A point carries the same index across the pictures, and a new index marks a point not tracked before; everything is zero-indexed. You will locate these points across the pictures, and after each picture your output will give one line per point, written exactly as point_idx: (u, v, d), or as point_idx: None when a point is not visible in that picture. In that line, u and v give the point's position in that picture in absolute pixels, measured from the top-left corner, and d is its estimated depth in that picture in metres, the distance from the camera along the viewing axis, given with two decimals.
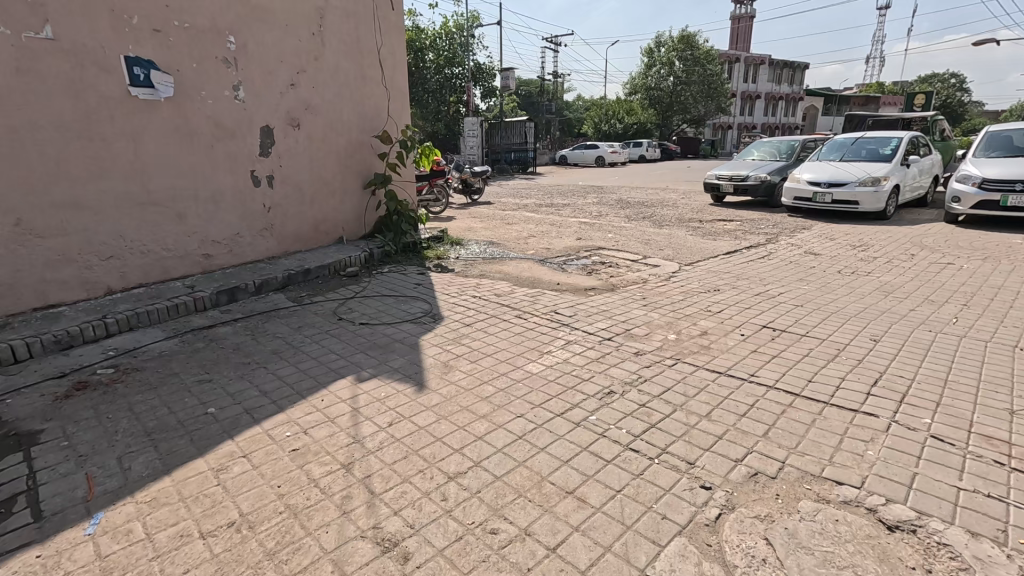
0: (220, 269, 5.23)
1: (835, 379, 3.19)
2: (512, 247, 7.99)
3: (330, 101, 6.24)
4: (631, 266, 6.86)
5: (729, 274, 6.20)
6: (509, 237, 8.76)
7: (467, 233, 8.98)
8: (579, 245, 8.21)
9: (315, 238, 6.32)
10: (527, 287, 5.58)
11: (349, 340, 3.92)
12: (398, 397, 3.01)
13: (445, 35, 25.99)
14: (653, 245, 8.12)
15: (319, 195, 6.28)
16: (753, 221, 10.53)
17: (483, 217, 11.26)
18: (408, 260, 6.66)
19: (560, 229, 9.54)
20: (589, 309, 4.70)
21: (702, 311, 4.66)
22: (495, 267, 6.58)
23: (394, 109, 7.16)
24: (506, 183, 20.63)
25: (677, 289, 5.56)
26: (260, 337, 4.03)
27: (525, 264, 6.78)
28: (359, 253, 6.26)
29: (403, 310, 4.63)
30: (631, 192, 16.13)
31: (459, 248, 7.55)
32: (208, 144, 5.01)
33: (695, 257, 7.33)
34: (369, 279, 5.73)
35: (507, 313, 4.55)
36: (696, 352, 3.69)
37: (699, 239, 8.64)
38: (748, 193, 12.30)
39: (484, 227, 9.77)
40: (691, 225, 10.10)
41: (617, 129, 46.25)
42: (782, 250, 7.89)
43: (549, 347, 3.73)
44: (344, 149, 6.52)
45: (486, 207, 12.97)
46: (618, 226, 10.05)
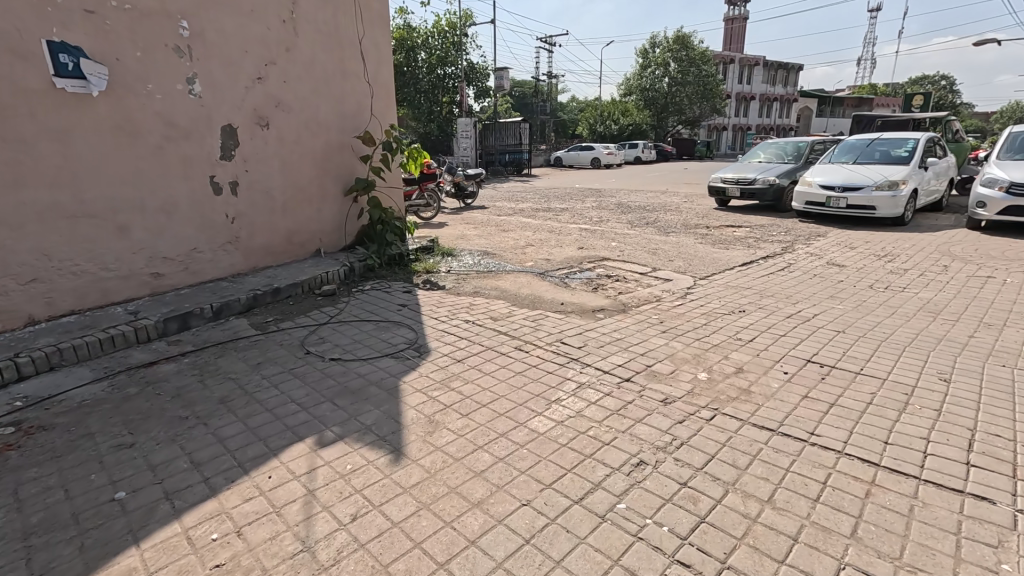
0: (173, 290, 4.53)
1: (919, 441, 2.55)
2: (509, 258, 7.33)
3: (304, 97, 5.56)
4: (640, 280, 6.22)
5: (751, 291, 5.57)
6: (505, 247, 8.08)
7: (460, 241, 8.31)
8: (581, 255, 7.57)
9: (288, 251, 5.62)
10: (527, 307, 4.93)
11: (316, 383, 3.25)
12: (367, 474, 2.34)
13: (437, 33, 25.32)
14: (661, 255, 7.49)
15: (292, 203, 5.59)
16: (763, 228, 9.95)
17: (477, 223, 10.59)
18: (393, 275, 5.98)
19: (559, 237, 8.88)
20: (600, 337, 4.05)
21: (730, 340, 4.02)
22: (490, 283, 5.91)
23: (378, 107, 6.48)
24: (501, 186, 19.97)
25: (696, 309, 4.93)
26: (209, 378, 3.34)
27: (524, 279, 6.11)
28: (338, 269, 5.57)
29: (384, 341, 3.95)
30: (631, 196, 15.54)
31: (451, 260, 6.88)
32: (156, 145, 4.31)
33: (708, 269, 6.71)
34: (347, 300, 5.05)
35: (505, 343, 3.89)
36: (736, 399, 3.04)
37: (710, 248, 8.03)
38: (754, 198, 11.73)
39: (479, 235, 9.10)
40: (698, 232, 9.51)
41: (612, 130, 45.76)
42: (801, 260, 7.29)
43: (557, 393, 3.07)
44: (321, 151, 5.83)
45: (480, 212, 12.32)
46: (622, 233, 9.41)
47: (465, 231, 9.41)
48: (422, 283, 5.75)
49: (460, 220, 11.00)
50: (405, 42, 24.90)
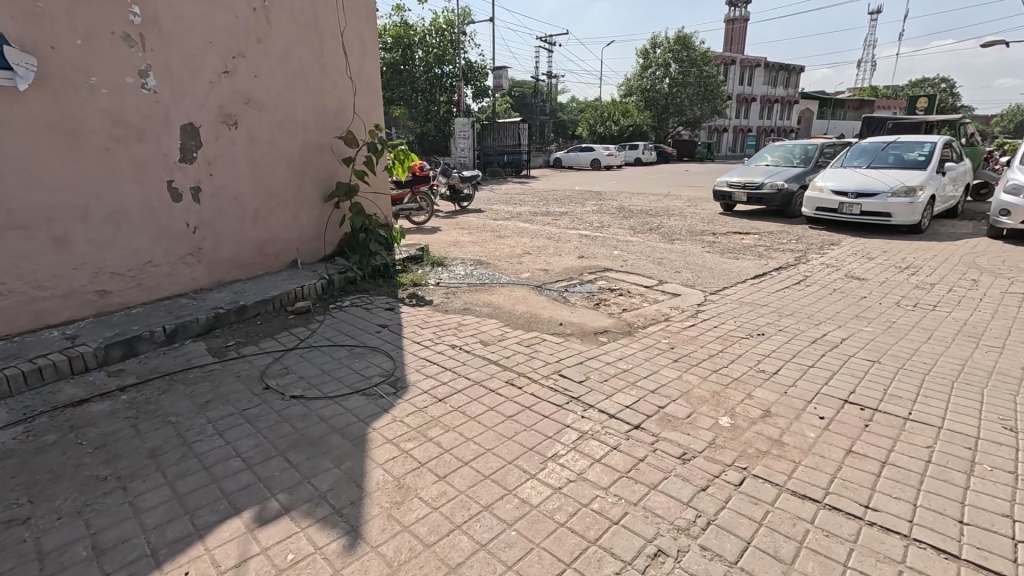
0: (123, 309, 4.03)
1: (1003, 521, 2.06)
2: (504, 268, 6.84)
3: (278, 94, 5.06)
4: (646, 295, 5.74)
5: (767, 309, 5.09)
6: (501, 255, 7.59)
7: (453, 249, 7.81)
8: (581, 265, 7.08)
9: (260, 263, 5.13)
10: (522, 328, 4.44)
11: (269, 429, 2.76)
12: (310, 570, 1.84)
13: (434, 31, 24.84)
14: (667, 265, 7.02)
15: (264, 210, 5.09)
16: (773, 235, 9.48)
17: (472, 228, 10.10)
18: (376, 289, 5.48)
19: (558, 244, 8.39)
20: (603, 367, 3.57)
21: (751, 371, 3.53)
22: (483, 297, 5.41)
23: (363, 105, 5.99)
24: (499, 188, 19.51)
25: (709, 331, 4.45)
26: (145, 421, 2.85)
27: (520, 293, 5.63)
28: (314, 282, 5.08)
29: (356, 372, 3.46)
30: (633, 199, 15.06)
31: (442, 271, 6.38)
32: (102, 146, 3.81)
33: (718, 282, 6.23)
34: (322, 319, 4.55)
35: (494, 375, 3.40)
36: (768, 455, 2.56)
37: (719, 258, 7.56)
38: (761, 203, 11.25)
39: (473, 241, 8.60)
40: (705, 239, 9.03)
41: (612, 131, 45.30)
42: (817, 271, 6.81)
43: (555, 446, 2.58)
44: (298, 153, 5.34)
45: (476, 216, 11.82)
46: (625, 240, 8.93)
47: (458, 237, 8.91)
48: (407, 298, 5.26)
49: (454, 224, 10.50)
50: (402, 40, 24.41)
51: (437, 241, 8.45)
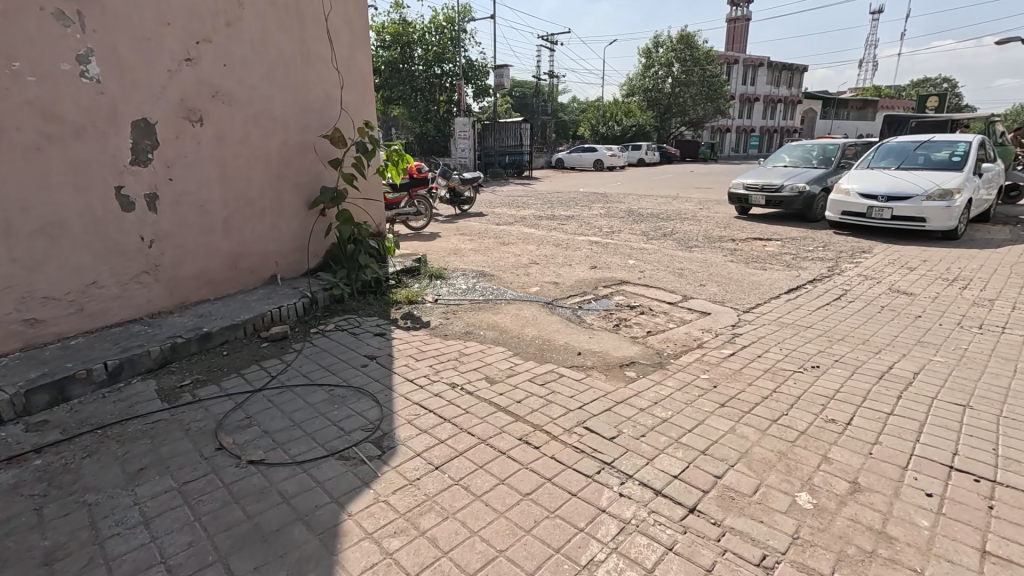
0: (59, 340, 3.39)
1: None
2: (510, 281, 6.18)
3: (252, 86, 4.42)
4: (671, 315, 5.08)
5: (814, 332, 4.44)
6: (505, 265, 6.92)
7: (453, 259, 7.17)
8: (594, 277, 6.42)
9: (232, 279, 4.48)
10: (534, 359, 3.77)
11: (213, 516, 2.11)
12: None
13: (434, 29, 24.22)
14: (689, 277, 6.35)
15: (237, 220, 4.45)
16: (797, 241, 8.83)
17: (473, 234, 9.42)
18: (366, 308, 4.83)
19: (567, 253, 7.72)
20: (637, 416, 2.91)
21: (820, 422, 2.87)
22: (487, 318, 4.76)
23: (352, 101, 5.35)
24: (501, 190, 18.84)
25: (753, 362, 3.78)
26: (53, 502, 2.20)
27: (529, 313, 4.97)
28: (294, 303, 4.42)
29: (333, 424, 2.80)
30: (641, 202, 14.43)
31: (441, 286, 5.73)
32: (30, 146, 3.17)
33: (749, 297, 5.59)
34: (300, 348, 3.90)
35: (504, 429, 2.74)
36: (877, 559, 1.91)
37: (745, 268, 6.90)
38: (781, 207, 10.60)
39: (475, 249, 7.93)
40: (724, 246, 8.40)
41: (614, 131, 44.69)
42: (856, 284, 6.18)
43: (590, 547, 1.94)
44: (277, 154, 4.70)
45: (478, 220, 11.18)
46: (639, 247, 8.26)
47: (458, 245, 8.24)
48: (401, 321, 4.61)
49: (454, 230, 9.83)
50: (401, 37, 23.79)
51: (435, 249, 7.79)
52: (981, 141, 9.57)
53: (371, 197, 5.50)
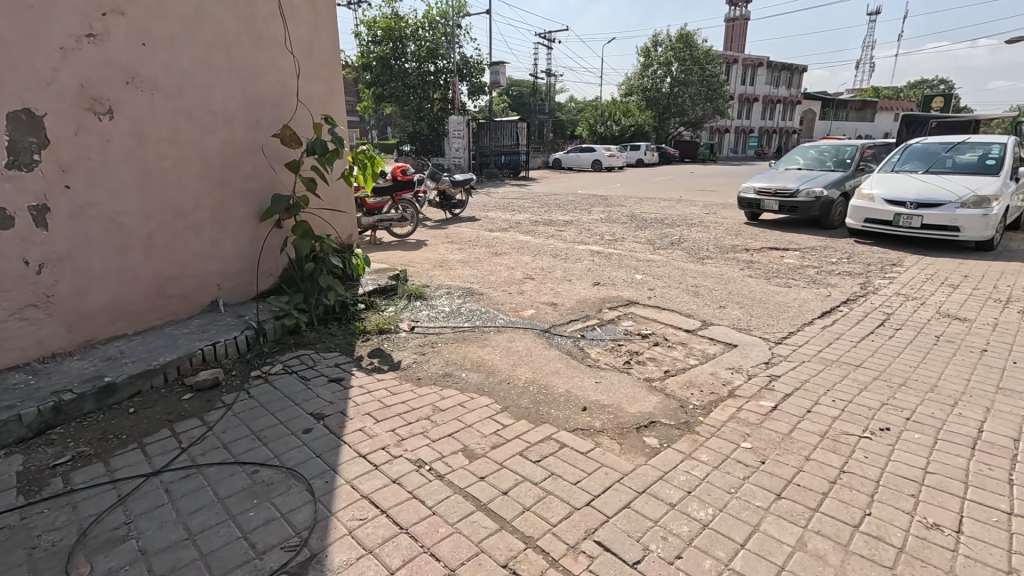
0: None
1: None
2: (503, 301, 5.38)
3: (182, 71, 3.61)
4: (690, 348, 4.29)
5: (868, 374, 3.67)
6: (497, 281, 6.11)
7: (439, 273, 6.38)
8: (598, 296, 5.63)
9: (159, 308, 3.67)
10: (527, 417, 2.99)
11: None
12: None
13: (427, 24, 23.41)
14: (706, 297, 5.57)
15: (164, 235, 3.63)
16: (818, 252, 8.09)
17: (463, 242, 8.59)
18: (325, 340, 4.03)
19: (567, 265, 6.93)
20: (666, 519, 2.13)
21: (918, 530, 2.10)
22: (471, 353, 3.96)
23: (312, 92, 4.57)
24: (496, 192, 18.06)
25: (803, 420, 3.00)
26: None
27: (523, 345, 4.17)
28: (234, 337, 3.62)
29: (242, 537, 2.01)
30: (644, 206, 13.69)
31: (421, 309, 4.92)
32: None
33: (779, 322, 4.82)
34: (231, 400, 3.09)
35: (483, 549, 1.96)
36: None
37: (767, 285, 6.12)
38: (795, 213, 9.80)
39: (464, 261, 7.13)
40: (738, 257, 7.65)
41: (613, 131, 43.95)
42: (897, 305, 5.41)
43: None
44: (218, 154, 3.89)
45: (470, 226, 10.39)
46: (646, 258, 7.48)
47: (445, 256, 7.44)
48: (366, 358, 3.82)
49: (442, 237, 9.01)
50: (393, 32, 22.97)
51: (418, 262, 6.97)
52: (1016, 143, 8.80)
53: (338, 204, 4.72)
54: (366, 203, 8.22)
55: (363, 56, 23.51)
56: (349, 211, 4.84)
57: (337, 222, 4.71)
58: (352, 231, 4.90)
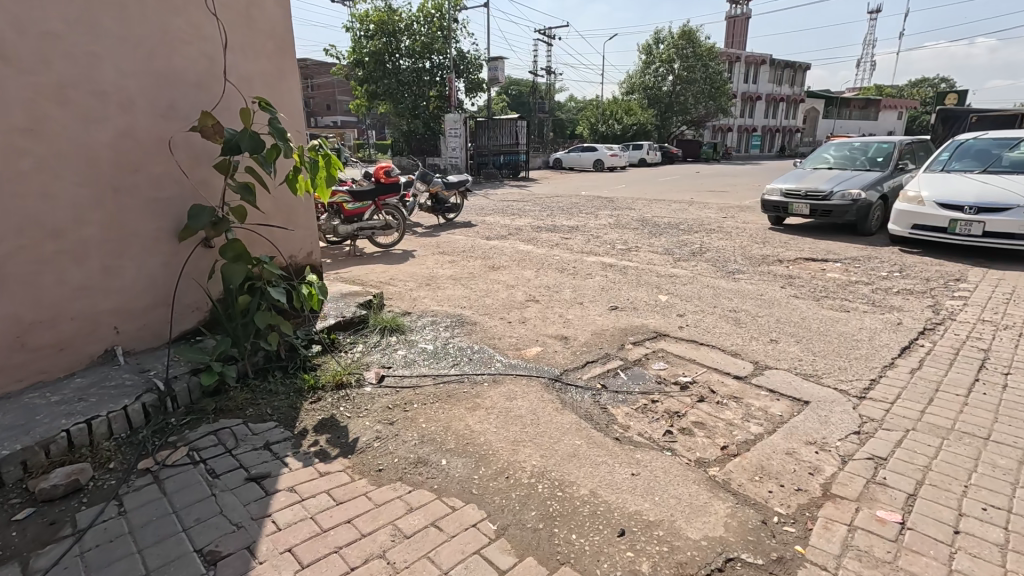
0: None
1: None
2: (502, 334, 4.34)
3: (47, 33, 2.57)
4: (746, 408, 3.25)
5: (1009, 456, 2.64)
6: (493, 305, 5.06)
7: (426, 295, 5.34)
8: (618, 325, 4.58)
9: (19, 365, 2.64)
10: (538, 552, 1.97)
11: None
12: None
13: (422, 18, 22.35)
14: (751, 327, 4.53)
15: (23, 263, 2.59)
16: (862, 263, 7.08)
17: (455, 253, 7.54)
18: (258, 404, 2.98)
19: (576, 283, 5.88)
20: None
21: None
22: (457, 421, 2.93)
23: (253, 73, 3.55)
24: (495, 193, 17.04)
25: (958, 556, 1.98)
26: None
27: (526, 405, 3.13)
28: (122, 409, 2.59)
29: None
30: (654, 208, 12.65)
31: (397, 349, 3.89)
32: None
33: (852, 365, 3.78)
34: (89, 520, 2.06)
35: None
36: None
37: (820, 308, 5.09)
38: (829, 218, 8.80)
39: (455, 278, 6.08)
40: (774, 271, 6.61)
41: (615, 129, 42.88)
42: (989, 336, 4.37)
43: None
44: (111, 150, 2.86)
45: (465, 232, 9.35)
46: (667, 273, 6.44)
47: (433, 271, 6.40)
48: (311, 433, 2.77)
49: (431, 247, 7.95)
50: (386, 26, 21.90)
51: (400, 280, 5.93)
52: None
53: (288, 215, 3.72)
54: (344, 207, 7.10)
55: (355, 51, 22.41)
56: (303, 223, 3.85)
57: (286, 238, 3.73)
58: (307, 248, 3.92)
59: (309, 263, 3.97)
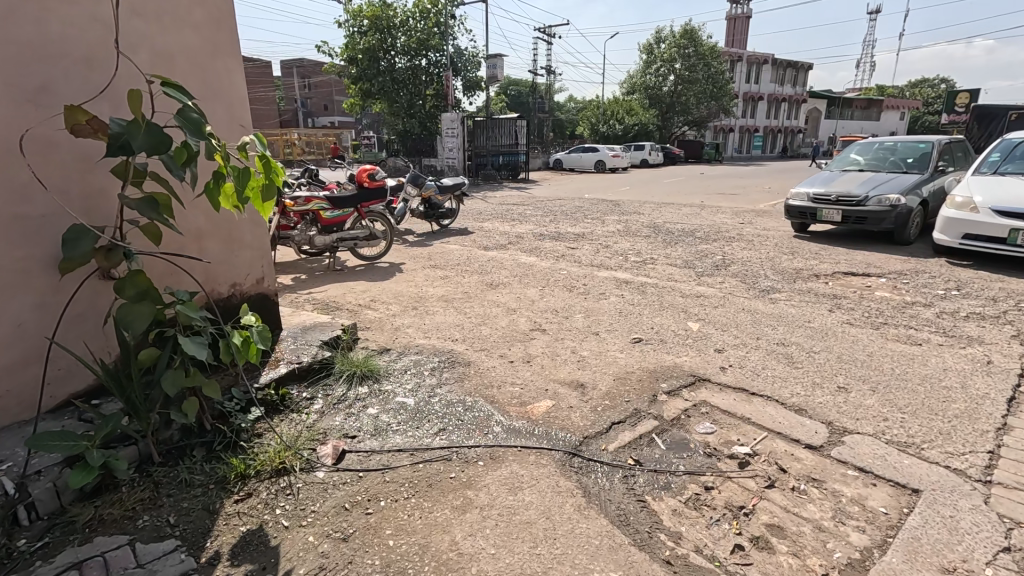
0: None
1: None
2: (503, 378, 3.48)
3: None
4: (833, 499, 2.40)
5: None
6: (490, 336, 4.20)
7: (412, 323, 4.48)
8: (644, 366, 3.72)
9: None
10: None
11: None
12: None
13: (418, 13, 21.55)
14: (809, 368, 3.68)
15: None
16: (911, 278, 6.24)
17: (448, 267, 6.67)
18: (157, 509, 2.10)
19: (589, 307, 5.03)
20: None
21: None
22: (440, 534, 2.07)
23: (173, 44, 2.75)
24: (494, 196, 16.21)
25: None
26: None
27: (536, 502, 2.27)
28: None
29: None
30: (665, 213, 11.81)
31: (368, 406, 3.02)
32: None
33: (956, 427, 2.93)
34: None
35: None
36: None
37: (884, 339, 4.23)
38: (863, 225, 7.96)
39: (446, 300, 5.22)
40: (814, 289, 5.77)
41: (616, 130, 42.00)
42: None
43: None
44: None
45: (461, 241, 8.50)
46: (693, 292, 5.57)
47: (421, 291, 5.52)
48: (225, 561, 1.91)
49: (421, 259, 7.07)
50: (380, 21, 21.10)
51: (382, 303, 5.06)
52: None
53: (226, 234, 3.11)
54: (321, 215, 6.21)
55: (348, 48, 21.53)
56: (247, 242, 3.24)
57: (224, 261, 3.12)
58: (252, 272, 3.29)
59: (258, 291, 3.36)
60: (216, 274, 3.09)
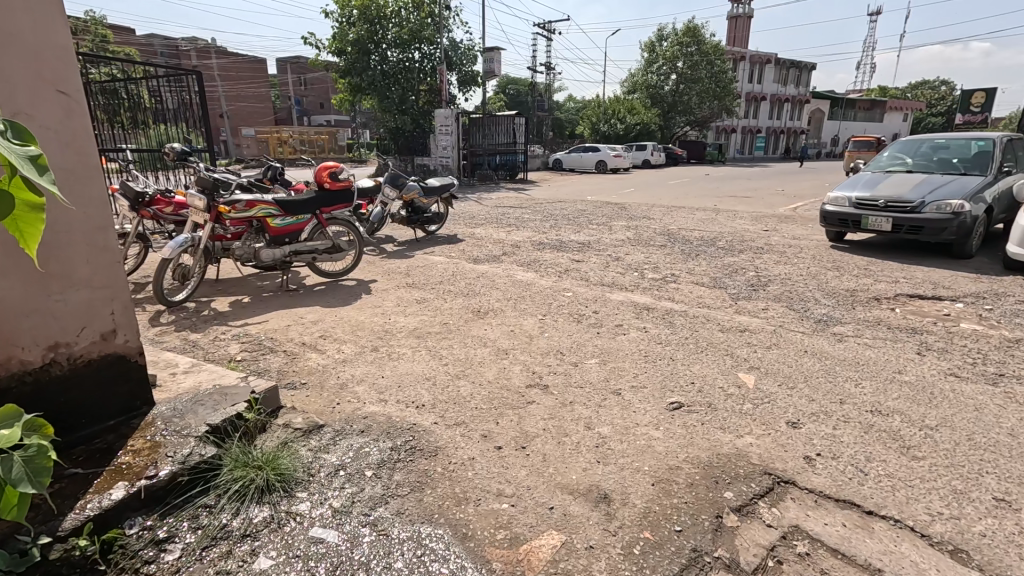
0: None
1: None
2: (485, 480, 2.31)
3: None
4: None
5: None
6: (471, 398, 3.03)
7: (366, 376, 3.31)
8: (692, 456, 2.54)
9: None
10: None
11: None
12: None
13: (411, 4, 20.48)
14: (936, 461, 2.50)
15: None
16: (995, 304, 5.09)
17: (428, 286, 5.49)
18: None
19: (604, 347, 3.86)
20: None
21: None
22: None
23: None
24: (490, 198, 15.07)
25: None
26: None
27: None
28: None
29: None
30: (677, 219, 10.68)
31: (255, 555, 1.84)
32: None
33: None
34: None
35: None
36: None
37: (1013, 403, 3.08)
38: (918, 236, 6.79)
39: (419, 336, 4.04)
40: (882, 320, 4.62)
41: (617, 129, 40.87)
42: None
43: None
44: None
45: (449, 252, 7.33)
46: (733, 324, 4.41)
47: (389, 322, 4.34)
48: None
49: (396, 276, 5.89)
50: (370, 11, 20.01)
51: (334, 342, 3.88)
52: None
53: (34, 270, 1.94)
54: (268, 223, 5.01)
55: (337, 39, 20.43)
56: (81, 282, 2.08)
57: (33, 311, 1.95)
58: (91, 325, 2.12)
59: (105, 352, 2.19)
60: (15, 332, 1.91)
